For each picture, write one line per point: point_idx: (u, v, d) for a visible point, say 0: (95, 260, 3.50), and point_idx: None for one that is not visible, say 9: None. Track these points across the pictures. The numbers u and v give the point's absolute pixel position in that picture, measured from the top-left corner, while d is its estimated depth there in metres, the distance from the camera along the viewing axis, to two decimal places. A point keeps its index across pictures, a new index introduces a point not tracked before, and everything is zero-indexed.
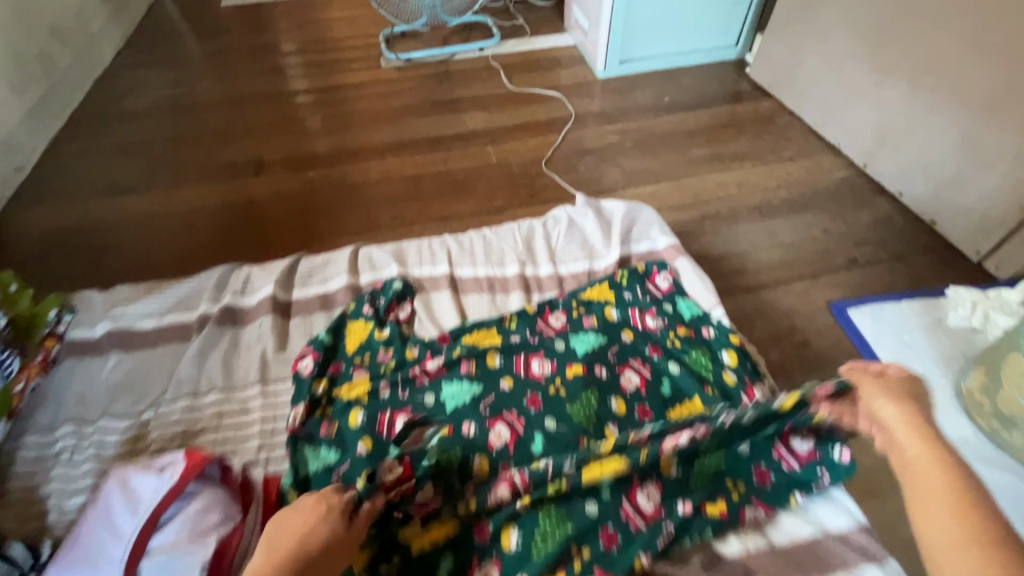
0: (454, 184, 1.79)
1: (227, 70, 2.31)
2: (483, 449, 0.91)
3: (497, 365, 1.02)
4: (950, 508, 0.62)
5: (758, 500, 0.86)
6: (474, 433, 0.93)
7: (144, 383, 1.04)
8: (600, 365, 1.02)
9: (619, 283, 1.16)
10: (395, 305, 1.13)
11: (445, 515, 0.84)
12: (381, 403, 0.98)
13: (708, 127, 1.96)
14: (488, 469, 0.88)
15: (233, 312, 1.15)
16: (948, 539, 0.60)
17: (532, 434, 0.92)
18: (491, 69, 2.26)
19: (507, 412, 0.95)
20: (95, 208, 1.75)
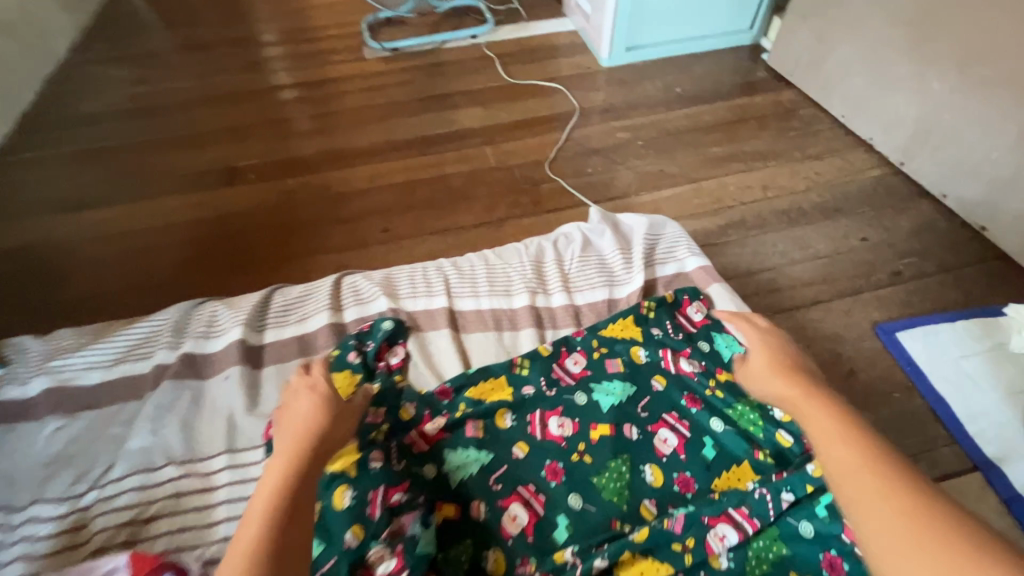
0: (449, 191, 1.62)
1: (195, 64, 2.10)
2: (497, 537, 0.76)
3: (509, 427, 0.87)
4: (846, 443, 0.63)
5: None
6: (485, 516, 0.78)
7: (87, 456, 0.87)
8: (629, 424, 0.87)
9: (646, 316, 0.99)
10: (384, 351, 0.97)
11: None
12: (375, 475, 0.78)
13: (726, 122, 1.79)
14: (505, 567, 0.74)
15: (194, 361, 0.97)
16: (851, 470, 0.60)
17: (556, 517, 0.78)
18: (485, 59, 2.07)
19: (524, 487, 0.81)
20: (47, 227, 1.57)
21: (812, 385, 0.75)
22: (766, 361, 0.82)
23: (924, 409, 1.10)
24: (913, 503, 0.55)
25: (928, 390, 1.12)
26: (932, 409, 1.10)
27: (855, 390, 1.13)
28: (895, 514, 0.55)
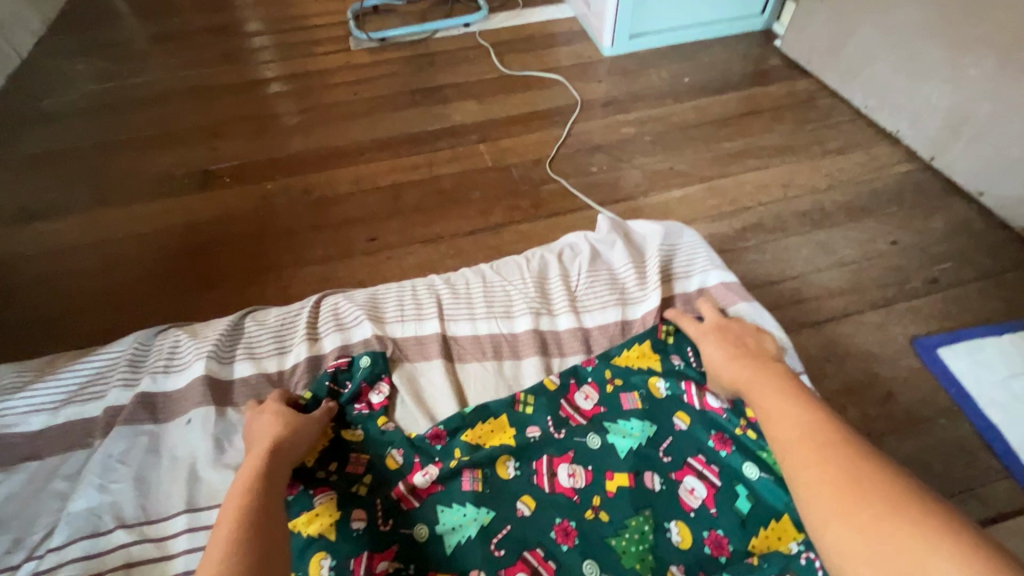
0: (442, 194, 1.49)
1: (167, 58, 1.96)
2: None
3: (512, 477, 0.76)
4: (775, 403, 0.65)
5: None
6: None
7: (26, 519, 0.75)
8: (650, 472, 0.76)
9: (664, 345, 0.88)
10: (367, 391, 0.86)
11: None
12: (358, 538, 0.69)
13: (740, 114, 1.66)
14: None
15: (152, 402, 0.86)
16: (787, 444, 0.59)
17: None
18: (480, 49, 1.93)
19: (531, 552, 0.70)
20: (3, 240, 1.44)
21: (761, 362, 0.73)
22: (719, 340, 0.81)
23: (971, 436, 0.99)
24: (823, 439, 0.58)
25: (973, 412, 1.02)
26: (980, 435, 0.99)
27: (894, 415, 1.02)
28: (822, 478, 0.54)
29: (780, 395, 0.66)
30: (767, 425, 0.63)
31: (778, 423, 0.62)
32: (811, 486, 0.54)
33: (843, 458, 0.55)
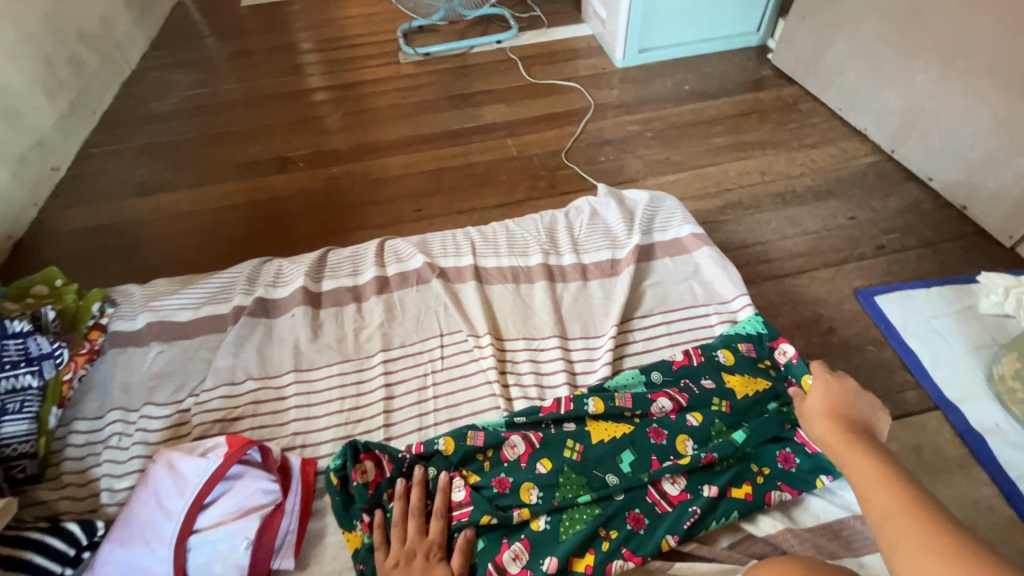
0: (475, 177, 1.82)
1: (248, 70, 2.35)
2: (497, 464, 0.88)
3: None
4: (873, 472, 0.70)
5: (783, 484, 0.86)
6: (489, 445, 0.89)
7: (184, 373, 1.08)
8: None
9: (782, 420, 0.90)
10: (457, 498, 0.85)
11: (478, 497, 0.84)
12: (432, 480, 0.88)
13: (731, 116, 1.94)
14: (511, 486, 0.85)
15: (266, 304, 1.18)
16: (884, 513, 0.65)
17: (560, 450, 0.88)
18: (509, 62, 2.27)
19: (532, 429, 0.91)
20: (129, 207, 1.81)
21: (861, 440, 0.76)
22: (821, 401, 0.85)
23: (894, 359, 1.24)
24: (913, 514, 0.63)
25: (900, 344, 1.25)
26: (900, 358, 1.24)
27: (832, 344, 1.27)
28: (912, 550, 0.59)
29: (872, 461, 0.72)
30: (865, 498, 0.68)
31: (873, 491, 0.68)
32: (899, 554, 0.60)
33: (934, 541, 0.59)
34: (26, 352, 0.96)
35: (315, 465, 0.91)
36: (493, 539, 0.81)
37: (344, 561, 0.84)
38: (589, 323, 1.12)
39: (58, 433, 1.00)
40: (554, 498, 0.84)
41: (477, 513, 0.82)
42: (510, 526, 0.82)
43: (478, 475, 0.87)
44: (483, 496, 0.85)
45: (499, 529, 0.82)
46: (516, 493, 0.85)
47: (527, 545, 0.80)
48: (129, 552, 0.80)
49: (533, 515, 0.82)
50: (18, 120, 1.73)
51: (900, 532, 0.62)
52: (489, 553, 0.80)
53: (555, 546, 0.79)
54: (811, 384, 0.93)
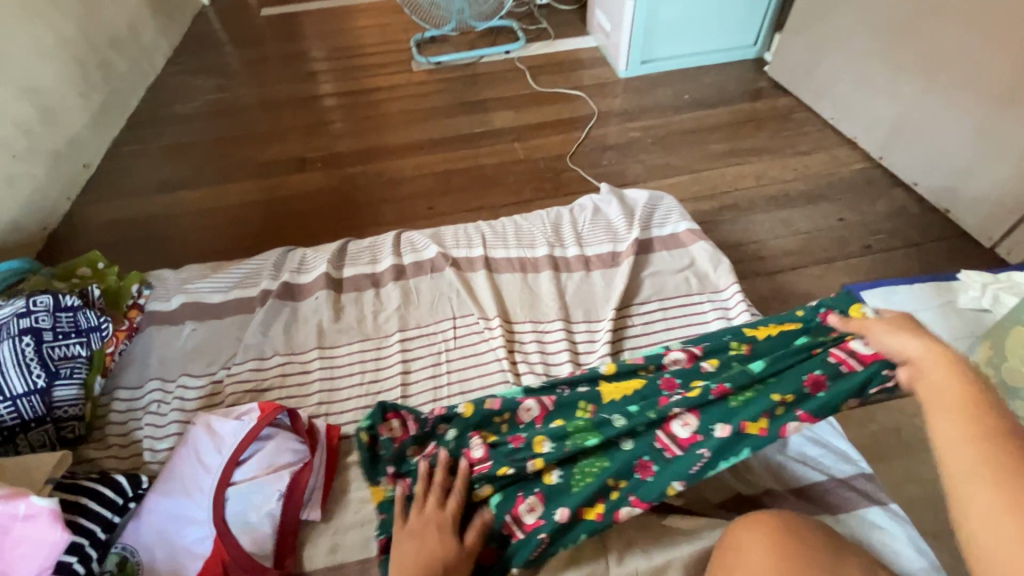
0: (484, 178, 1.91)
1: (268, 76, 2.46)
2: (514, 424, 0.95)
3: None
4: (958, 419, 0.59)
5: (805, 412, 0.80)
6: (505, 407, 0.95)
7: (215, 348, 1.16)
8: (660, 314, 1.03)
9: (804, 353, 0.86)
10: (470, 450, 0.91)
11: (495, 458, 0.88)
12: (452, 442, 0.92)
13: (728, 124, 2.04)
14: (524, 442, 0.89)
15: (291, 289, 1.27)
16: (970, 474, 0.55)
17: (568, 414, 0.94)
18: (517, 71, 2.38)
19: (544, 394, 0.98)
20: (156, 202, 1.91)
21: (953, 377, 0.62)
22: (897, 319, 0.74)
23: None
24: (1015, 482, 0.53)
25: None
26: None
27: None
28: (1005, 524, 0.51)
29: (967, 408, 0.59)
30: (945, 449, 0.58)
31: (957, 444, 0.57)
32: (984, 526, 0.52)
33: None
34: (76, 324, 1.05)
35: (339, 429, 1.01)
36: (507, 494, 0.85)
37: (364, 515, 0.92)
38: (591, 309, 1.21)
39: (102, 400, 1.09)
40: (562, 449, 0.87)
41: (495, 469, 0.87)
42: (525, 480, 0.86)
43: (495, 434, 0.93)
44: (500, 453, 0.89)
45: (516, 484, 0.86)
46: (529, 448, 0.88)
47: (541, 498, 0.84)
48: (172, 502, 0.88)
49: (546, 468, 0.86)
50: (54, 119, 1.83)
51: (988, 502, 0.53)
52: (505, 505, 0.85)
53: (566, 497, 0.83)
54: (858, 310, 0.90)
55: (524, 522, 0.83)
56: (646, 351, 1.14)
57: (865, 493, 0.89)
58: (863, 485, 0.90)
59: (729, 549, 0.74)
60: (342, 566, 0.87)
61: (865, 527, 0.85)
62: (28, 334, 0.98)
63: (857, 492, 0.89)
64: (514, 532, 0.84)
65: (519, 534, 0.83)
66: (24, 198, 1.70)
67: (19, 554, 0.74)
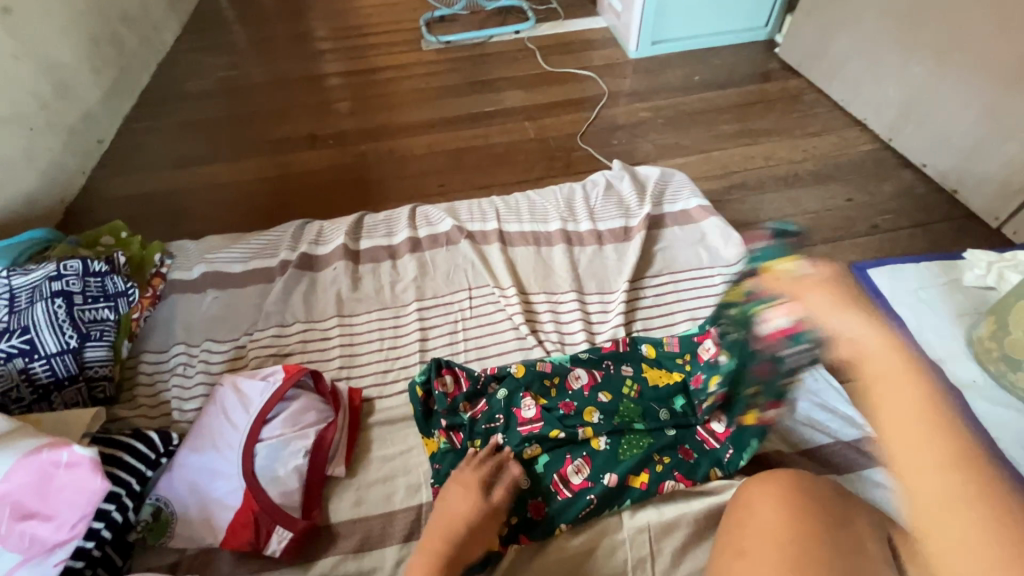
0: (495, 156, 1.93)
1: (278, 54, 2.46)
2: (563, 391, 1.00)
3: None
4: (927, 443, 0.55)
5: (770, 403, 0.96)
6: (556, 376, 1.01)
7: (238, 315, 1.19)
8: None
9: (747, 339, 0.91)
10: (520, 410, 0.97)
11: (550, 424, 0.94)
12: (503, 402, 0.97)
13: (738, 105, 2.04)
14: (576, 412, 0.96)
15: (310, 259, 1.29)
16: (935, 505, 0.54)
17: (617, 384, 1.00)
18: (527, 51, 2.37)
19: (594, 364, 1.03)
20: (170, 177, 1.93)
21: (907, 382, 0.58)
22: (831, 287, 0.67)
23: None
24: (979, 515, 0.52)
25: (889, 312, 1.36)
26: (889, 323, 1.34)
27: None
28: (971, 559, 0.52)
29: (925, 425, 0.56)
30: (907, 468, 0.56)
31: (922, 472, 0.55)
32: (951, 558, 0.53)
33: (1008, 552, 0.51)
34: (104, 289, 1.08)
35: (361, 392, 1.05)
36: (556, 456, 0.92)
37: (387, 471, 0.96)
38: (604, 281, 1.24)
39: (129, 363, 1.12)
40: (611, 421, 0.95)
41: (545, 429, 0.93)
42: (573, 443, 0.93)
43: (544, 398, 0.98)
44: (553, 417, 0.95)
45: (563, 447, 0.93)
46: (579, 416, 0.95)
47: (588, 461, 0.91)
48: (201, 457, 0.91)
49: (597, 433, 0.93)
50: (70, 93, 1.84)
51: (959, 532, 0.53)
52: (553, 465, 0.91)
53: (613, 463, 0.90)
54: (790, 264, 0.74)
55: (572, 482, 0.90)
56: (658, 321, 1.17)
57: (868, 454, 0.94)
58: (862, 445, 0.95)
59: (749, 515, 0.75)
60: (365, 519, 0.91)
61: (863, 485, 0.90)
62: (59, 297, 1.02)
63: (860, 452, 0.94)
64: (561, 490, 0.89)
65: (565, 492, 0.89)
66: (41, 171, 1.72)
67: (62, 500, 0.77)
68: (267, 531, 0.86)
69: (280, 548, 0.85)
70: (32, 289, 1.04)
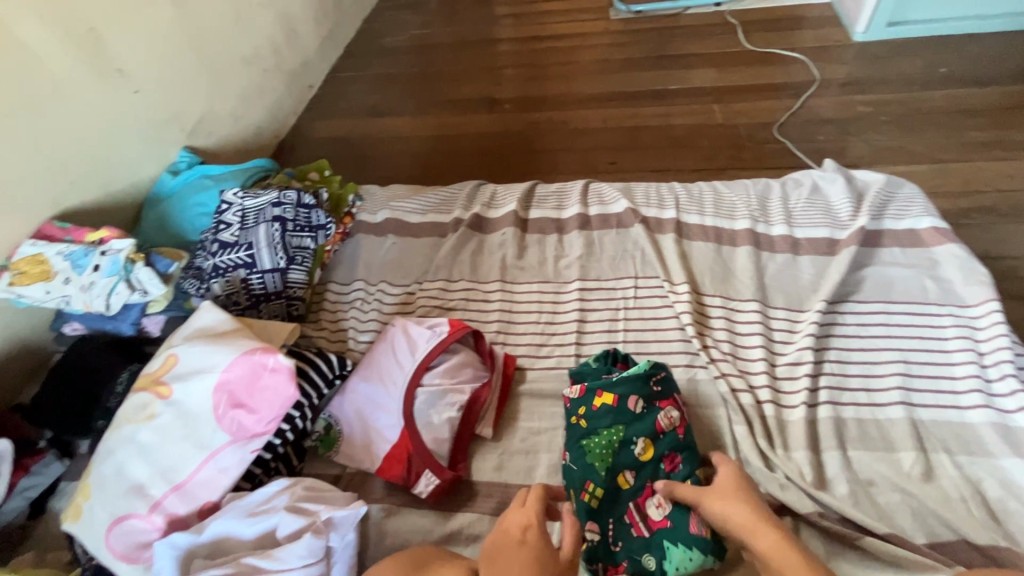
0: (674, 140, 1.79)
1: (467, 15, 2.54)
2: (648, 433, 0.86)
3: (625, 379, 0.90)
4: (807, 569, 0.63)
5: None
6: (637, 412, 0.87)
7: (411, 262, 1.26)
8: (634, 398, 0.88)
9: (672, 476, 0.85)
10: (666, 420, 0.87)
11: (664, 451, 0.85)
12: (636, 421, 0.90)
13: (995, 108, 1.65)
14: (654, 453, 0.86)
15: (481, 221, 1.32)
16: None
17: (688, 435, 0.88)
18: (726, 26, 2.14)
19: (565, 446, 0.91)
20: (364, 125, 2.11)
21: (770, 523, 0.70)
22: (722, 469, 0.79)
23: None
24: None
25: None
26: None
27: None
28: None
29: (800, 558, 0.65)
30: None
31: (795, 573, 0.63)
32: None
33: None
34: (310, 221, 1.22)
35: (514, 360, 1.05)
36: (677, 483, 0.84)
37: (532, 444, 0.96)
38: (793, 296, 1.08)
39: (318, 289, 1.25)
40: (691, 470, 0.84)
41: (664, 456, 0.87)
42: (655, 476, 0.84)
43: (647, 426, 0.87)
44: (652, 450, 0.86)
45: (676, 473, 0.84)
46: (657, 462, 0.85)
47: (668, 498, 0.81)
48: (369, 388, 0.99)
49: (646, 486, 0.84)
50: (295, 41, 2.07)
51: None
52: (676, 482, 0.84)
53: (660, 524, 0.80)
54: None
55: (653, 517, 0.81)
56: (857, 355, 0.98)
57: None
58: None
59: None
60: (505, 485, 0.92)
61: None
62: (277, 221, 1.17)
63: None
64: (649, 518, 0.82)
65: (644, 527, 0.81)
66: (266, 110, 1.95)
67: (263, 399, 0.86)
68: (417, 473, 0.91)
69: (427, 491, 0.90)
70: (258, 211, 1.19)
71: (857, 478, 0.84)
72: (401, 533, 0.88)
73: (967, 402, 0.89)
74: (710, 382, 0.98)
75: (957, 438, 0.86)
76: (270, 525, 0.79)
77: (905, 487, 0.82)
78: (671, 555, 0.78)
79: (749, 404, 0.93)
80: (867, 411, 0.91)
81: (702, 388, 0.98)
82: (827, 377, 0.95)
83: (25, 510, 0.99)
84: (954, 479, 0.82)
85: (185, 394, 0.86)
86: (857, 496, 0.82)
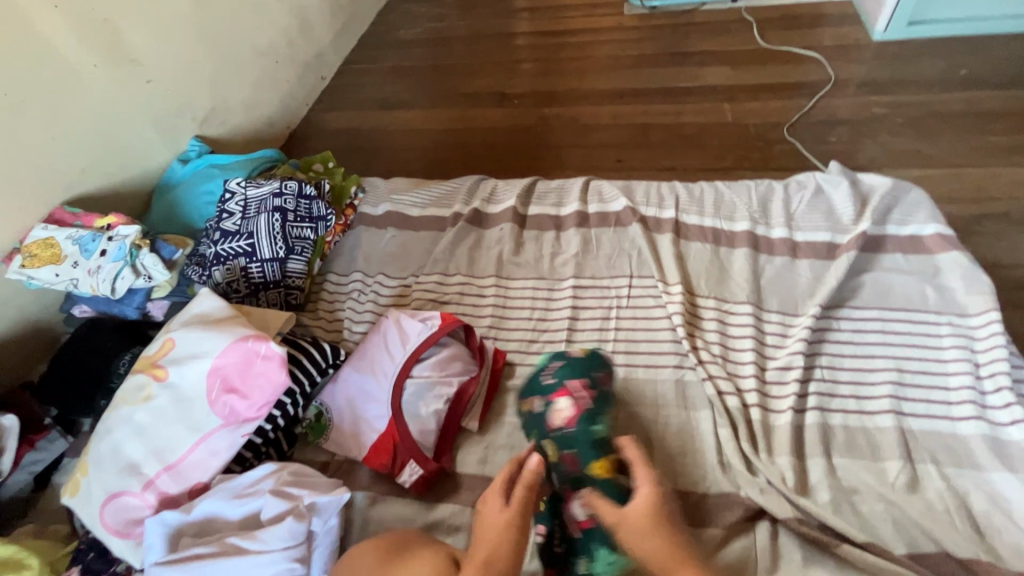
0: (682, 138, 1.77)
1: (481, 8, 2.53)
2: (547, 431, 0.85)
3: (533, 384, 0.93)
4: None
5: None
6: (537, 413, 0.88)
7: (409, 255, 1.28)
8: (535, 399, 0.90)
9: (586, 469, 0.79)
10: (557, 411, 0.85)
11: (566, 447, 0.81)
12: None
13: (1016, 113, 1.60)
14: (555, 454, 0.82)
15: (480, 216, 1.33)
16: None
17: (582, 425, 0.82)
18: (743, 23, 2.11)
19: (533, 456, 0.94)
20: (374, 118, 2.13)
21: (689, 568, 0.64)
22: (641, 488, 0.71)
23: None
24: None
25: None
26: None
27: None
28: None
29: None
30: None
31: None
32: None
33: None
34: (311, 212, 1.24)
35: (505, 355, 1.06)
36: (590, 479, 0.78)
37: (518, 439, 0.97)
38: (789, 300, 1.07)
39: (317, 279, 1.27)
40: (589, 465, 0.78)
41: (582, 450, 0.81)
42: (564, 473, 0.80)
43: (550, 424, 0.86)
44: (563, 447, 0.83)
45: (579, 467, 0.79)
46: (561, 458, 0.81)
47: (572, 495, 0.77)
48: (359, 378, 1.00)
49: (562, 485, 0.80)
50: (309, 33, 2.09)
51: None
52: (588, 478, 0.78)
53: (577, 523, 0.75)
54: None
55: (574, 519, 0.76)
56: (850, 362, 0.96)
57: None
58: None
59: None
60: (488, 478, 0.93)
61: None
62: (278, 211, 1.19)
63: None
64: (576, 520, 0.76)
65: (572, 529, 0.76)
66: (278, 101, 1.97)
67: (256, 385, 0.89)
68: (402, 462, 0.92)
69: (410, 481, 0.91)
70: (260, 201, 1.22)
71: (840, 486, 0.84)
72: (384, 521, 0.90)
73: (959, 413, 0.88)
74: (698, 383, 0.98)
75: (946, 449, 0.85)
76: (255, 507, 0.81)
77: (889, 496, 0.81)
78: (600, 558, 0.72)
79: (736, 407, 0.93)
80: (856, 419, 0.90)
81: (690, 389, 0.98)
82: (817, 383, 0.95)
83: (30, 483, 1.04)
84: (939, 491, 0.81)
85: (180, 376, 0.89)
86: (839, 504, 0.82)
